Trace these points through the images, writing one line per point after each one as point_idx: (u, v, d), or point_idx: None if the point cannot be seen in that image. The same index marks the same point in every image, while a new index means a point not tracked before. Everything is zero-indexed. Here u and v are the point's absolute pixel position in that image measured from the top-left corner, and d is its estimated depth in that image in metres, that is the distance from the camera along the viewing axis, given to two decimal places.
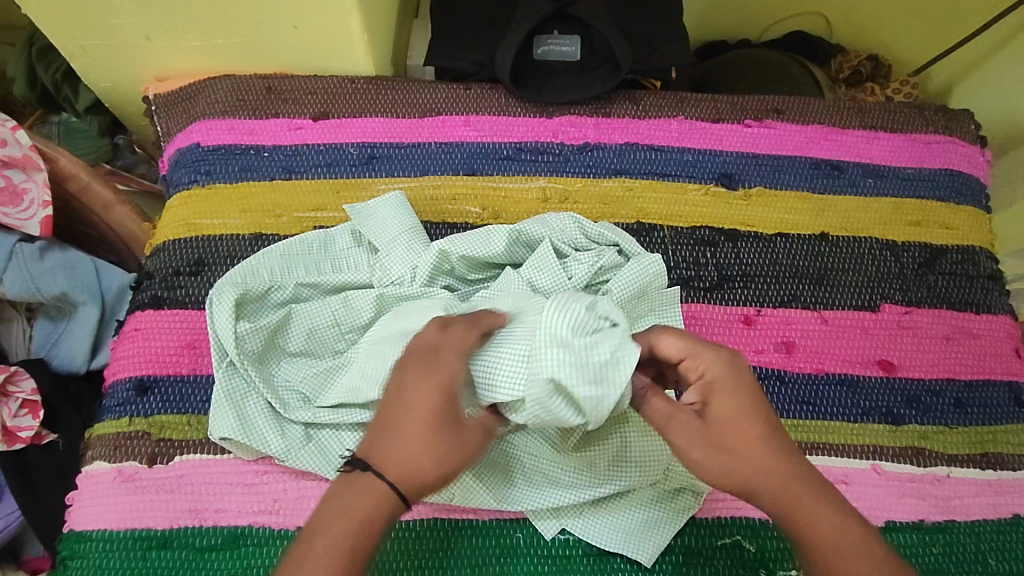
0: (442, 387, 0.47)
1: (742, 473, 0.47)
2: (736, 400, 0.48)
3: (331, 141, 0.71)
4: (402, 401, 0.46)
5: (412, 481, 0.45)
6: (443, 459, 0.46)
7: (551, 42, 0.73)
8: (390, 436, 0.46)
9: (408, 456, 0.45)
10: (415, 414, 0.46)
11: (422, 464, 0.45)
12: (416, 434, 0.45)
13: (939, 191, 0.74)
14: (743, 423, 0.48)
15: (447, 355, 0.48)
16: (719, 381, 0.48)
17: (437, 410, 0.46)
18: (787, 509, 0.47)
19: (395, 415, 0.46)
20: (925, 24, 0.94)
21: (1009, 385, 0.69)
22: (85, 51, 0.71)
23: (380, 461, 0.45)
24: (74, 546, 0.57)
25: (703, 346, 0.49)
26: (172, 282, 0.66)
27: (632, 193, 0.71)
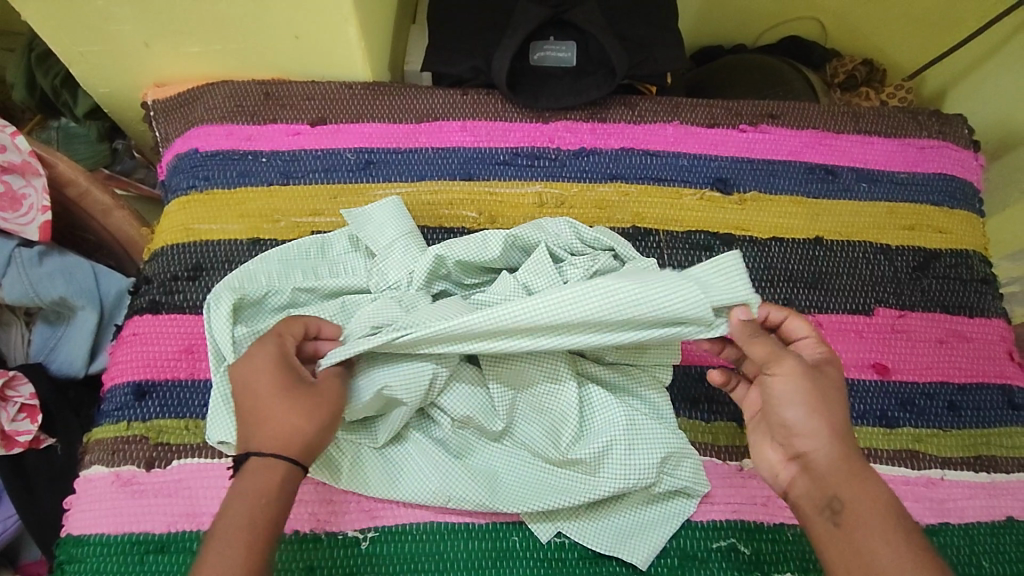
0: (275, 358, 0.51)
1: (820, 424, 0.50)
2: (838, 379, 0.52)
3: (329, 146, 0.72)
4: (248, 383, 0.51)
5: (293, 441, 0.49)
6: (311, 416, 0.50)
7: (548, 48, 0.74)
8: (247, 418, 0.50)
9: (276, 426, 0.49)
10: (261, 387, 0.50)
11: (291, 425, 0.49)
12: (271, 406, 0.50)
13: (934, 196, 0.75)
14: (837, 395, 0.51)
15: (268, 336, 0.53)
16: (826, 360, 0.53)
17: (280, 379, 0.51)
18: (834, 474, 0.49)
19: (243, 396, 0.50)
20: (919, 30, 0.95)
21: (1003, 388, 0.69)
22: (84, 57, 0.72)
23: (251, 442, 0.49)
24: (71, 550, 0.57)
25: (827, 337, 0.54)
26: (171, 287, 0.66)
27: (628, 198, 0.72)
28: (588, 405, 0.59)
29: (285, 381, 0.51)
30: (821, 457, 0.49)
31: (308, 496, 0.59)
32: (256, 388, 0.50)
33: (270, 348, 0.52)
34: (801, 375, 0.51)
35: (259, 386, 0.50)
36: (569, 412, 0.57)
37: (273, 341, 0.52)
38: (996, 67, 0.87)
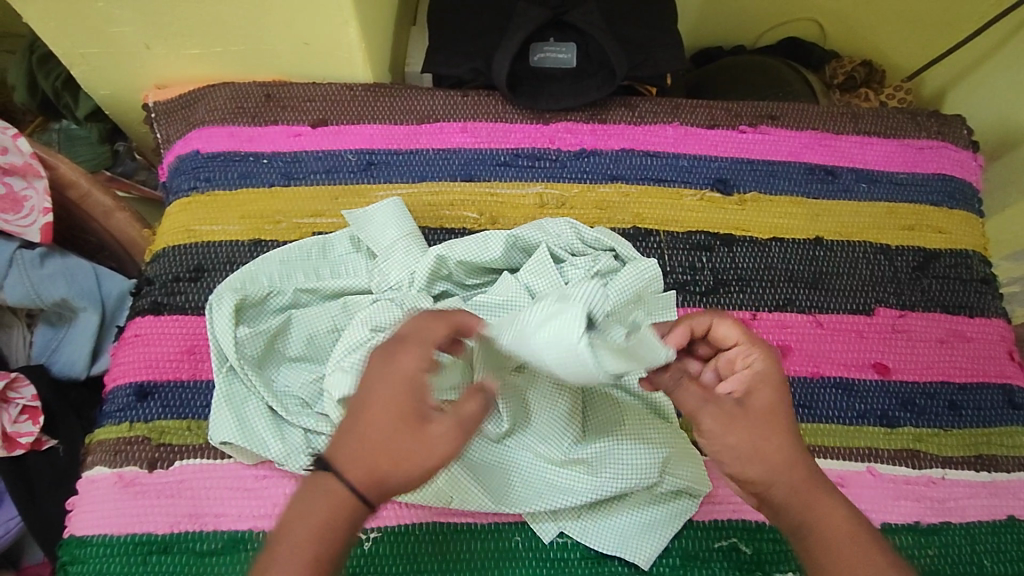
0: (409, 379, 0.46)
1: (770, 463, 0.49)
2: (772, 400, 0.50)
3: (330, 147, 0.72)
4: (370, 396, 0.46)
5: (378, 481, 0.45)
6: (406, 461, 0.45)
7: (547, 50, 0.74)
8: (351, 435, 0.46)
9: (371, 457, 0.45)
10: (381, 409, 0.46)
11: (386, 463, 0.45)
12: (379, 433, 0.45)
13: (933, 196, 0.75)
14: (774, 421, 0.50)
15: (413, 344, 0.47)
16: (758, 377, 0.51)
17: (406, 407, 0.46)
18: (796, 504, 0.48)
19: (357, 408, 0.46)
20: (917, 30, 0.95)
21: (1004, 388, 0.69)
22: (85, 59, 0.72)
23: (344, 460, 0.45)
24: (74, 551, 0.57)
25: (758, 344, 0.52)
26: (172, 288, 0.66)
27: (628, 199, 0.72)
28: (590, 405, 0.60)
29: (410, 411, 0.46)
30: (781, 494, 0.49)
31: None
32: (371, 406, 0.46)
33: (404, 366, 0.46)
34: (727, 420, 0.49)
35: (377, 406, 0.46)
36: (574, 410, 0.58)
37: (409, 356, 0.47)
38: (993, 68, 0.88)
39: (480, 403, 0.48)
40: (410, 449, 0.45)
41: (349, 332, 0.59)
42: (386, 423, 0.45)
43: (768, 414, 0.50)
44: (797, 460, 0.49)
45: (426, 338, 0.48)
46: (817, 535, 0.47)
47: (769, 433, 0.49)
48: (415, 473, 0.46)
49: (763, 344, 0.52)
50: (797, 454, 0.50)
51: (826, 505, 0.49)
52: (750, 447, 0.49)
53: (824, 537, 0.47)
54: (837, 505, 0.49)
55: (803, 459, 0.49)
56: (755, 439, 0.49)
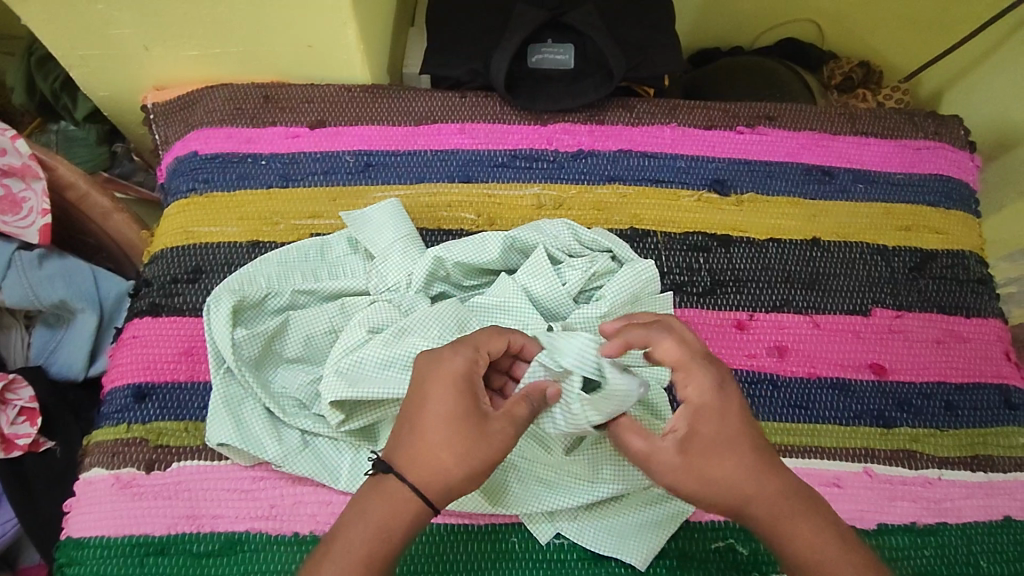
0: (461, 378, 0.48)
1: (730, 496, 0.48)
2: (724, 425, 0.50)
3: (328, 149, 0.72)
4: (426, 398, 0.48)
5: (438, 481, 0.46)
6: (465, 459, 0.47)
7: (545, 51, 0.74)
8: (409, 437, 0.47)
9: (432, 459, 0.47)
10: (439, 413, 0.47)
11: (444, 462, 0.46)
12: (438, 434, 0.47)
13: (930, 197, 0.75)
14: (730, 447, 0.49)
15: (464, 348, 0.50)
16: (705, 402, 0.50)
17: (460, 407, 0.47)
18: (770, 523, 0.49)
19: (413, 411, 0.48)
20: (914, 31, 0.95)
21: (1000, 388, 0.69)
22: (84, 61, 0.72)
23: (402, 463, 0.47)
24: (71, 552, 0.57)
25: (699, 361, 0.51)
26: (170, 290, 0.66)
27: (626, 200, 0.72)
28: None
29: (465, 410, 0.47)
30: (754, 516, 0.49)
31: (308, 497, 0.59)
32: (426, 408, 0.48)
33: (456, 369, 0.48)
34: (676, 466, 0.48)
35: (431, 409, 0.47)
36: None
37: (460, 359, 0.49)
38: (990, 70, 0.88)
39: (529, 406, 0.49)
40: (470, 446, 0.47)
41: (347, 334, 0.59)
42: (444, 423, 0.47)
43: (722, 442, 0.49)
44: (764, 482, 0.49)
45: (481, 344, 0.50)
46: (794, 550, 0.48)
47: (726, 463, 0.48)
48: (475, 471, 0.47)
49: (703, 363, 0.50)
50: (763, 473, 0.49)
51: (804, 518, 0.49)
52: (709, 482, 0.48)
53: (802, 551, 0.48)
54: (815, 514, 0.49)
55: (767, 480, 0.49)
56: (715, 470, 0.48)
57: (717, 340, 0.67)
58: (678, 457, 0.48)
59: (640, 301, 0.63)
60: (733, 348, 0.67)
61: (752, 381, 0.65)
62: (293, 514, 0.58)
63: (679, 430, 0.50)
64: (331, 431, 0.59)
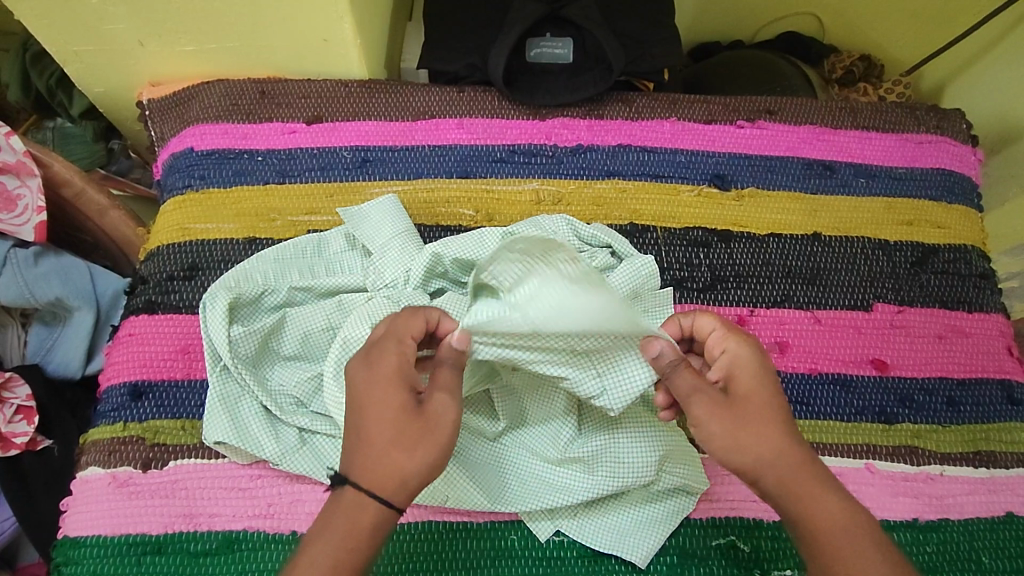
0: (393, 375, 0.48)
1: (757, 451, 0.49)
2: (758, 385, 0.51)
3: (325, 144, 0.71)
4: (363, 400, 0.48)
5: (395, 479, 0.46)
6: (413, 451, 0.47)
7: (544, 45, 0.73)
8: (354, 444, 0.48)
9: (378, 460, 0.46)
10: (379, 414, 0.47)
11: (395, 461, 0.46)
12: (382, 436, 0.47)
13: (931, 191, 0.75)
14: (762, 407, 0.50)
15: (388, 343, 0.50)
16: (746, 364, 0.51)
17: (398, 402, 0.47)
18: (790, 491, 0.48)
19: (355, 417, 0.48)
20: (917, 23, 0.95)
21: (1003, 383, 0.69)
22: (78, 56, 0.71)
23: (356, 469, 0.47)
24: (68, 552, 0.57)
25: (736, 333, 0.52)
26: (166, 287, 0.66)
27: (625, 195, 0.72)
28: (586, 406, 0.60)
29: (403, 404, 0.47)
30: (781, 481, 0.48)
31: (306, 496, 0.59)
32: (366, 409, 0.48)
33: (388, 365, 0.49)
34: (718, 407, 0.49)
35: (373, 411, 0.47)
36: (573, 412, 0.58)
37: (390, 354, 0.49)
38: (991, 64, 0.87)
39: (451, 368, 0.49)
40: (415, 437, 0.47)
41: (345, 330, 0.58)
42: (388, 421, 0.47)
43: (755, 400, 0.50)
44: (787, 447, 0.49)
45: (401, 333, 0.50)
46: (811, 520, 0.48)
47: (756, 420, 0.49)
48: (428, 460, 0.47)
49: (738, 333, 0.53)
50: (787, 438, 0.49)
51: (827, 490, 0.49)
52: (743, 432, 0.49)
53: (817, 522, 0.47)
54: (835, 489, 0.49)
55: (792, 445, 0.49)
56: (745, 420, 0.49)
57: None
58: (720, 404, 0.50)
59: (641, 296, 0.63)
60: None
61: None
62: (292, 512, 0.58)
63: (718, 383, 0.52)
64: (329, 429, 0.59)
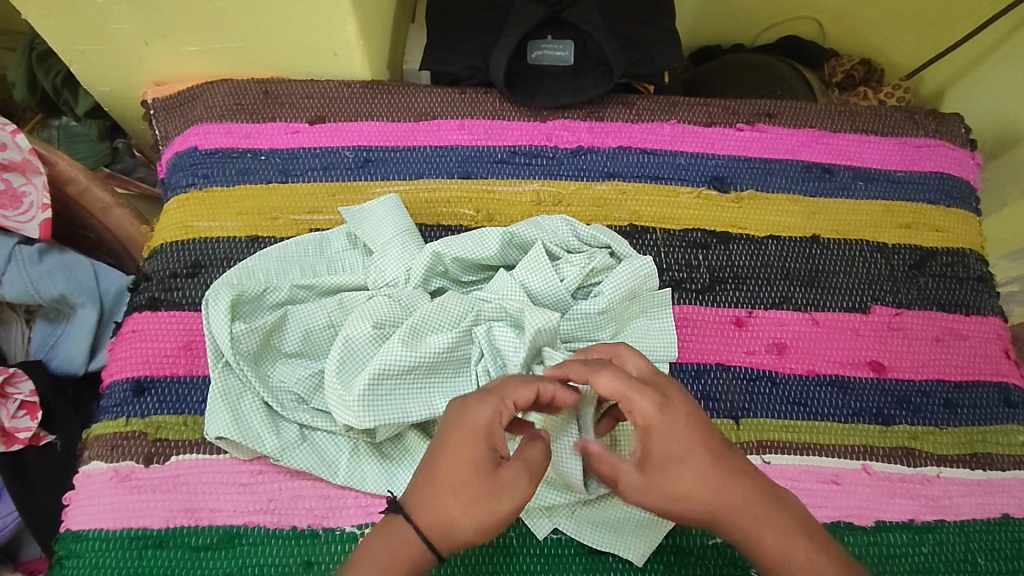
0: (481, 431, 0.47)
1: (695, 503, 0.48)
2: (675, 441, 0.48)
3: (328, 144, 0.72)
4: (443, 446, 0.47)
5: (444, 528, 0.46)
6: (471, 508, 0.46)
7: (545, 47, 0.74)
8: (423, 484, 0.47)
9: (434, 506, 0.46)
10: (452, 464, 0.46)
11: (451, 511, 0.46)
12: (449, 484, 0.46)
13: (930, 194, 0.75)
14: (684, 461, 0.48)
15: (490, 397, 0.48)
16: (654, 427, 0.48)
17: (473, 458, 0.46)
18: (737, 527, 0.48)
19: (430, 458, 0.48)
20: (917, 28, 0.95)
21: (999, 386, 0.69)
22: (84, 55, 0.72)
23: (413, 506, 0.47)
24: (70, 545, 0.57)
25: (638, 390, 0.48)
26: (170, 284, 0.66)
27: (625, 196, 0.72)
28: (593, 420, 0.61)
29: (478, 462, 0.46)
30: (720, 521, 0.48)
31: (306, 492, 0.59)
32: (442, 454, 0.47)
33: (477, 418, 0.47)
34: (642, 480, 0.48)
35: (448, 455, 0.47)
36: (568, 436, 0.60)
37: (484, 409, 0.47)
38: (991, 67, 0.87)
39: (540, 449, 0.49)
40: (479, 495, 0.46)
41: (348, 327, 0.59)
42: (459, 472, 0.46)
43: (676, 457, 0.48)
44: (724, 490, 0.48)
45: (506, 394, 0.48)
46: (762, 551, 0.48)
47: (679, 477, 0.48)
48: (483, 520, 0.46)
49: (642, 389, 0.48)
50: (721, 482, 0.48)
51: (768, 516, 0.48)
52: (672, 491, 0.48)
53: (770, 552, 0.48)
54: (782, 512, 0.49)
55: (727, 486, 0.48)
56: (673, 481, 0.48)
57: (716, 337, 0.67)
58: (642, 477, 0.48)
59: (639, 297, 0.64)
60: (732, 345, 0.67)
61: (751, 378, 0.65)
62: (292, 507, 0.58)
63: (637, 452, 0.49)
64: (330, 424, 0.59)
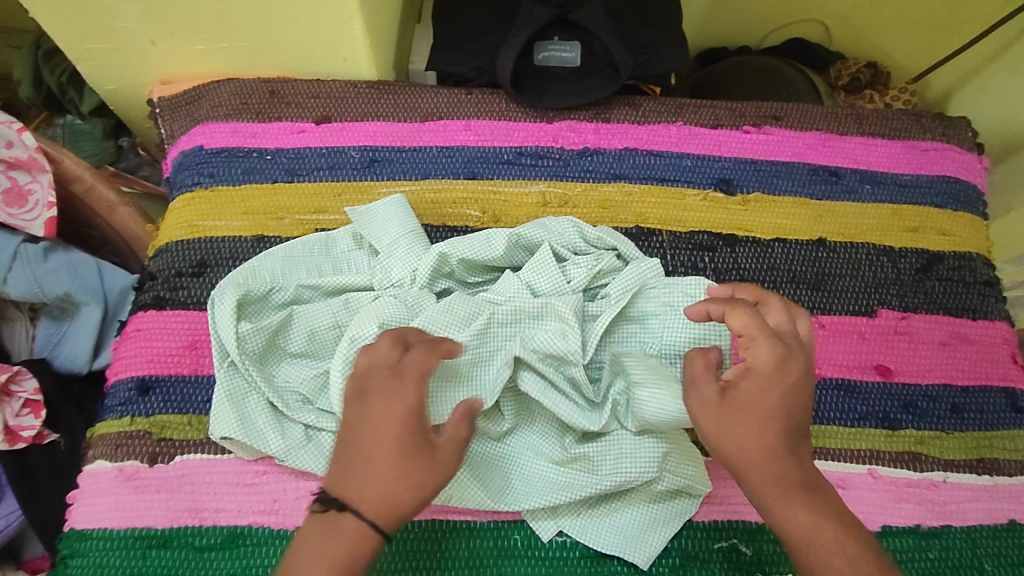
0: (407, 412, 0.48)
1: (748, 457, 0.48)
2: (766, 393, 0.49)
3: (333, 144, 0.72)
4: (371, 431, 0.48)
5: (389, 510, 0.47)
6: (412, 487, 0.47)
7: (551, 48, 0.74)
8: (357, 471, 0.47)
9: (376, 492, 0.47)
10: (385, 447, 0.47)
11: (393, 495, 0.47)
12: (384, 468, 0.47)
13: (938, 198, 0.75)
14: (760, 415, 0.48)
15: (410, 379, 0.49)
16: (761, 370, 0.49)
17: (402, 440, 0.47)
18: (768, 498, 0.48)
19: (360, 443, 0.48)
20: (924, 31, 0.95)
21: (1006, 391, 0.69)
22: (91, 54, 0.72)
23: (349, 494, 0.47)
24: (74, 544, 0.57)
25: (768, 337, 0.49)
26: (176, 283, 0.66)
27: (632, 198, 0.72)
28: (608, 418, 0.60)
29: (408, 443, 0.48)
30: (759, 486, 0.48)
31: (311, 492, 0.59)
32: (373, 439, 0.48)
33: (400, 402, 0.48)
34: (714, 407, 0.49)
35: (377, 440, 0.48)
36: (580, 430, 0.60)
37: (409, 391, 0.48)
38: (998, 72, 0.87)
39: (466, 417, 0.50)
40: (425, 476, 0.48)
41: (352, 327, 0.59)
42: (392, 454, 0.47)
43: (758, 408, 0.49)
44: (779, 459, 0.48)
45: (422, 370, 0.49)
46: (786, 527, 0.48)
47: (748, 425, 0.48)
48: (430, 496, 0.49)
49: (772, 338, 0.49)
50: (779, 449, 0.48)
51: (797, 499, 0.48)
52: (732, 436, 0.49)
53: (792, 530, 0.48)
54: (815, 499, 0.48)
55: (781, 455, 0.48)
56: (742, 425, 0.48)
57: None
58: (714, 404, 0.49)
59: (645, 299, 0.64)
60: None
61: None
62: (296, 508, 0.58)
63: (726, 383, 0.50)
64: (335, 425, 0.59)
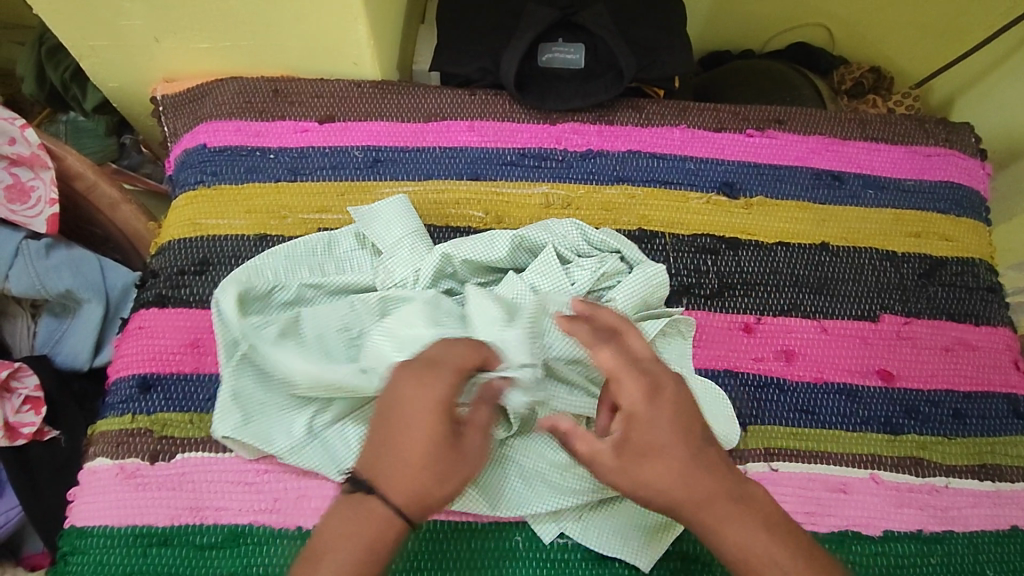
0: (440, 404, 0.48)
1: (669, 493, 0.47)
2: (653, 430, 0.48)
3: (337, 144, 0.72)
4: (406, 420, 0.47)
5: (422, 498, 0.47)
6: (443, 478, 0.47)
7: (555, 50, 0.74)
8: (388, 460, 0.47)
9: (408, 482, 0.46)
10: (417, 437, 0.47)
11: (426, 483, 0.47)
12: (416, 457, 0.47)
13: (940, 204, 0.75)
14: (660, 451, 0.48)
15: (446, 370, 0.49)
16: (639, 411, 0.49)
17: (437, 430, 0.47)
18: (704, 524, 0.47)
19: (394, 432, 0.47)
20: (927, 36, 0.95)
21: (1008, 397, 0.69)
22: (95, 51, 0.72)
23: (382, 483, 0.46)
24: (74, 542, 0.57)
25: (629, 373, 0.50)
26: (178, 281, 0.66)
27: (635, 201, 0.72)
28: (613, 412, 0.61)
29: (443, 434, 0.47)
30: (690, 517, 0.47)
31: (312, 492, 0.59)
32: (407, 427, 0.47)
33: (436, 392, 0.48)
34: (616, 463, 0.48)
35: (411, 429, 0.47)
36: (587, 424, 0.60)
37: (439, 384, 0.48)
38: (1002, 77, 0.87)
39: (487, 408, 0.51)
40: (453, 467, 0.48)
41: None
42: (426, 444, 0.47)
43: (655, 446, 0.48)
44: (700, 482, 0.47)
45: (459, 364, 0.50)
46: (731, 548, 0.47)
47: (653, 463, 0.47)
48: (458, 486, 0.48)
49: (633, 373, 0.50)
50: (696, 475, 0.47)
51: (735, 516, 0.47)
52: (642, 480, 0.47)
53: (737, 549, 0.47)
54: (750, 509, 0.48)
55: (701, 477, 0.47)
56: (648, 469, 0.47)
57: (726, 344, 0.66)
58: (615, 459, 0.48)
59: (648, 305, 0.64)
60: (741, 352, 0.66)
61: (759, 386, 0.65)
62: (297, 507, 0.58)
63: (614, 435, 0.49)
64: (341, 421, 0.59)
